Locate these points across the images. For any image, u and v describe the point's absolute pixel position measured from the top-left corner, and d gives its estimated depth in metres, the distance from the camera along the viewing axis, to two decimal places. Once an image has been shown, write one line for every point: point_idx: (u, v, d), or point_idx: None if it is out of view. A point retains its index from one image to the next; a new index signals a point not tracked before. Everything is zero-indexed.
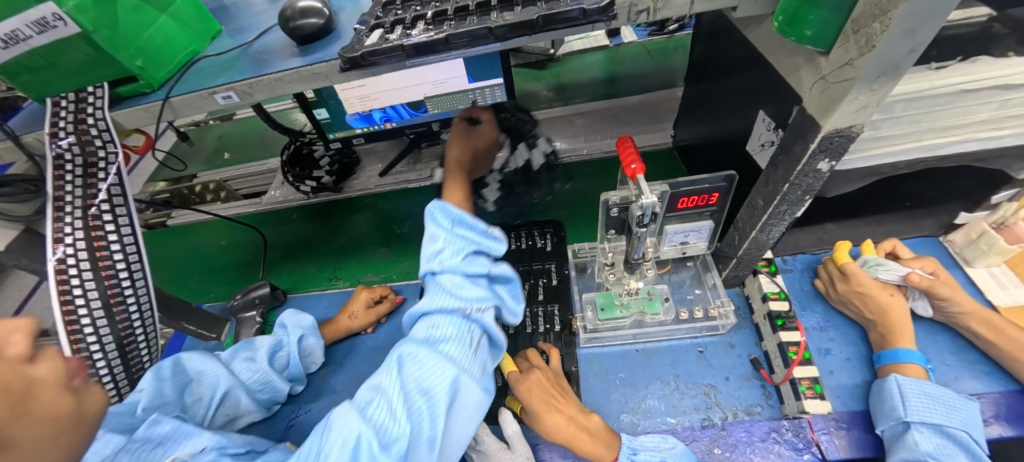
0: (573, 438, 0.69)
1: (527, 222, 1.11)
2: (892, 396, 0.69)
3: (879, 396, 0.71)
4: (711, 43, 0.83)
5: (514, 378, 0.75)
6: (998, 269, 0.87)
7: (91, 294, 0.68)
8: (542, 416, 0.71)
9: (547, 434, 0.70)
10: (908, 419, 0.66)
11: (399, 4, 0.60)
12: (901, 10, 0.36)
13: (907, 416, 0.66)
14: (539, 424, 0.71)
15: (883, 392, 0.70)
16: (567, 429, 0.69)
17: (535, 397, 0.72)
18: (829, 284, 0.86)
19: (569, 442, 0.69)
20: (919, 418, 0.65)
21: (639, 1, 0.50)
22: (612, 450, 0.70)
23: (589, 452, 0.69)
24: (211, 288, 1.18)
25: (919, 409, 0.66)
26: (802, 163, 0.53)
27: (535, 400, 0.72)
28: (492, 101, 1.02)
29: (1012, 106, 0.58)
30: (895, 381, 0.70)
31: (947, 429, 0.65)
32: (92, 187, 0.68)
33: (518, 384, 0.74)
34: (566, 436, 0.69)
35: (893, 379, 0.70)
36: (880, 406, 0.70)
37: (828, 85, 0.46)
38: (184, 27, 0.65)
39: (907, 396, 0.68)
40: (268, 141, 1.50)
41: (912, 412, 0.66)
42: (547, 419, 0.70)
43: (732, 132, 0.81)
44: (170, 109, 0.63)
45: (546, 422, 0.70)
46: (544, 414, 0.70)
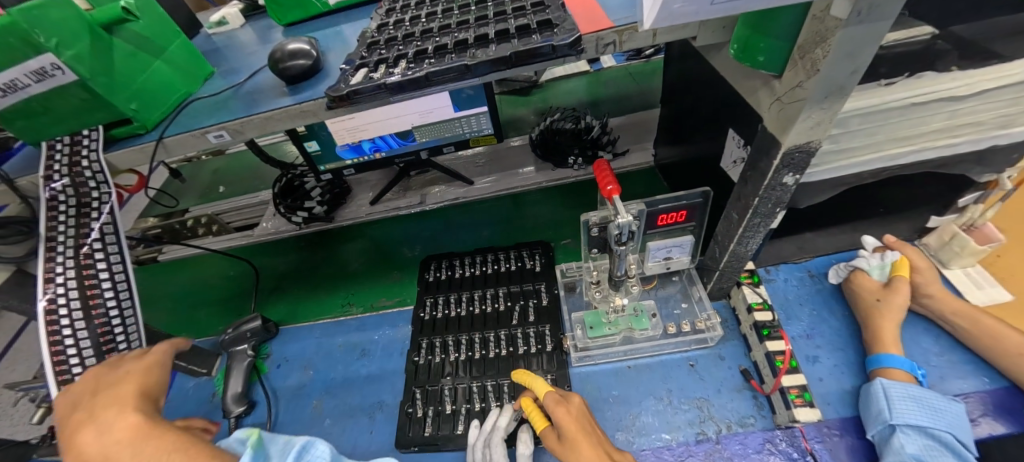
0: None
1: (516, 244, 1.15)
2: (878, 399, 0.70)
3: (867, 399, 0.72)
4: (680, 66, 0.88)
5: (553, 399, 0.72)
6: (974, 269, 0.89)
7: (81, 333, 0.65)
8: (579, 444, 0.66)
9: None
10: (896, 423, 0.67)
11: (383, 44, 0.63)
12: (838, 37, 0.39)
13: (895, 420, 0.67)
14: (573, 453, 0.66)
15: (871, 396, 0.71)
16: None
17: (572, 425, 0.68)
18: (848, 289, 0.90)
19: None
20: (904, 420, 0.67)
21: (605, 35, 0.55)
22: None
23: None
24: (190, 326, 1.18)
25: (907, 413, 0.67)
26: (768, 178, 0.56)
27: (573, 429, 0.67)
28: (477, 128, 1.05)
29: (961, 116, 0.62)
30: (879, 384, 0.71)
31: (935, 431, 0.66)
32: (85, 227, 0.68)
33: (556, 405, 0.71)
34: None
35: (880, 383, 0.71)
36: (869, 411, 0.71)
37: (783, 105, 0.49)
38: (181, 71, 0.70)
39: (894, 400, 0.69)
40: (261, 173, 1.52)
41: (899, 415, 0.67)
42: (584, 449, 0.65)
43: (706, 150, 0.85)
44: (163, 149, 0.65)
45: (583, 451, 0.64)
46: (581, 443, 0.65)
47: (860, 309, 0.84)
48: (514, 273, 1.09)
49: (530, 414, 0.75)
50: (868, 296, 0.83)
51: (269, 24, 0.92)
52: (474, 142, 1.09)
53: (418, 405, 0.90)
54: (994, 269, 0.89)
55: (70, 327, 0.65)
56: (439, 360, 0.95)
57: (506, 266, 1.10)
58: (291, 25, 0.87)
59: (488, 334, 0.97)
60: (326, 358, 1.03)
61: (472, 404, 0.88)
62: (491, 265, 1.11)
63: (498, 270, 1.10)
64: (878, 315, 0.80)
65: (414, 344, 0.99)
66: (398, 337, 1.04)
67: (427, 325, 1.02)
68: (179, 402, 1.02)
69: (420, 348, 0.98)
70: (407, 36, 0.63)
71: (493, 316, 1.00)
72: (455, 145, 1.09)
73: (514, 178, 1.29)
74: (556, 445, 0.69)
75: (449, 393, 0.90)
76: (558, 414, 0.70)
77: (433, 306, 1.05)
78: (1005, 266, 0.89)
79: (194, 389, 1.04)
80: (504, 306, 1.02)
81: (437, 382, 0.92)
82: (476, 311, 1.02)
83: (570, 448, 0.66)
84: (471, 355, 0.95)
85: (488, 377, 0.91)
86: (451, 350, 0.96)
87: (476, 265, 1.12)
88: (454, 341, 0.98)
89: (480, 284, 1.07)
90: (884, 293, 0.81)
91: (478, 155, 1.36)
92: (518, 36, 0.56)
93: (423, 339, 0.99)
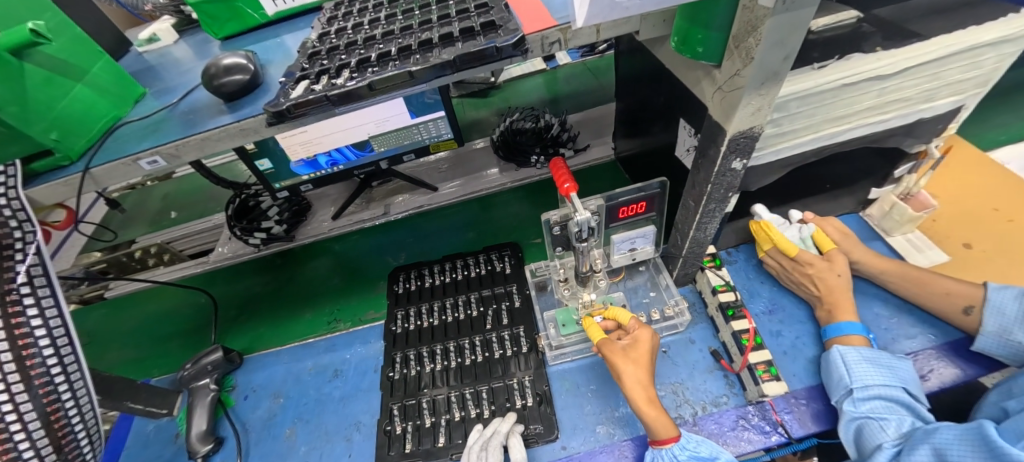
0: (644, 396, 0.71)
1: (484, 248, 1.14)
2: (838, 366, 0.73)
3: (827, 368, 0.75)
4: (629, 60, 0.89)
5: (639, 325, 0.77)
6: (914, 235, 0.95)
7: (15, 386, 0.57)
8: (640, 365, 0.73)
9: (629, 378, 0.72)
10: (850, 385, 0.71)
11: (325, 54, 0.61)
12: (766, 27, 0.41)
13: (851, 383, 0.71)
14: (630, 367, 0.72)
15: (829, 364, 0.75)
16: (648, 390, 0.72)
17: (644, 350, 0.74)
18: (780, 267, 0.90)
19: (638, 398, 0.70)
20: (864, 382, 0.70)
21: (549, 34, 0.55)
22: (671, 427, 0.69)
23: (650, 421, 0.69)
24: (156, 363, 1.10)
25: (863, 375, 0.70)
26: (717, 165, 0.58)
27: (644, 353, 0.74)
28: (436, 133, 1.04)
29: (889, 93, 0.65)
30: (838, 351, 0.74)
31: (888, 387, 0.69)
32: (10, 270, 0.60)
33: (638, 330, 0.76)
34: (642, 391, 0.71)
35: (836, 351, 0.74)
36: (830, 378, 0.74)
37: (724, 93, 0.51)
38: (105, 94, 0.65)
39: (847, 363, 0.73)
40: (214, 195, 1.45)
41: (855, 377, 0.71)
42: (639, 372, 0.72)
43: (661, 141, 0.87)
44: (91, 180, 0.61)
45: (637, 374, 0.72)
46: (641, 367, 0.73)
47: (821, 285, 0.83)
48: (485, 276, 1.08)
49: (592, 325, 0.79)
50: (832, 273, 0.82)
51: (206, 39, 0.87)
52: (434, 148, 1.07)
53: (396, 422, 0.87)
54: (931, 233, 0.95)
55: (7, 391, 0.56)
56: (414, 372, 0.94)
57: (476, 270, 1.09)
58: (228, 39, 0.83)
59: (463, 342, 0.96)
60: (297, 383, 0.99)
61: (452, 414, 0.87)
62: (462, 271, 1.09)
63: (468, 276, 1.09)
64: (837, 291, 0.82)
65: (387, 359, 0.96)
66: (371, 354, 1.02)
67: (400, 338, 1.00)
68: (140, 447, 0.96)
69: (394, 363, 0.96)
70: (350, 45, 0.61)
71: (466, 323, 0.99)
72: (416, 152, 1.07)
73: (479, 181, 1.29)
74: (614, 352, 0.74)
75: (427, 405, 0.88)
76: (634, 334, 0.76)
77: (405, 318, 1.03)
78: (941, 230, 0.95)
79: (154, 433, 0.98)
80: (476, 311, 1.01)
81: (415, 396, 0.90)
82: (448, 319, 1.00)
83: (630, 362, 0.73)
84: (447, 364, 0.94)
85: (466, 385, 0.90)
86: (426, 362, 0.94)
87: (446, 272, 1.11)
88: (428, 352, 0.96)
89: (451, 291, 1.06)
90: (840, 267, 0.83)
91: (440, 160, 1.35)
92: (463, 39, 0.56)
93: (397, 353, 0.97)
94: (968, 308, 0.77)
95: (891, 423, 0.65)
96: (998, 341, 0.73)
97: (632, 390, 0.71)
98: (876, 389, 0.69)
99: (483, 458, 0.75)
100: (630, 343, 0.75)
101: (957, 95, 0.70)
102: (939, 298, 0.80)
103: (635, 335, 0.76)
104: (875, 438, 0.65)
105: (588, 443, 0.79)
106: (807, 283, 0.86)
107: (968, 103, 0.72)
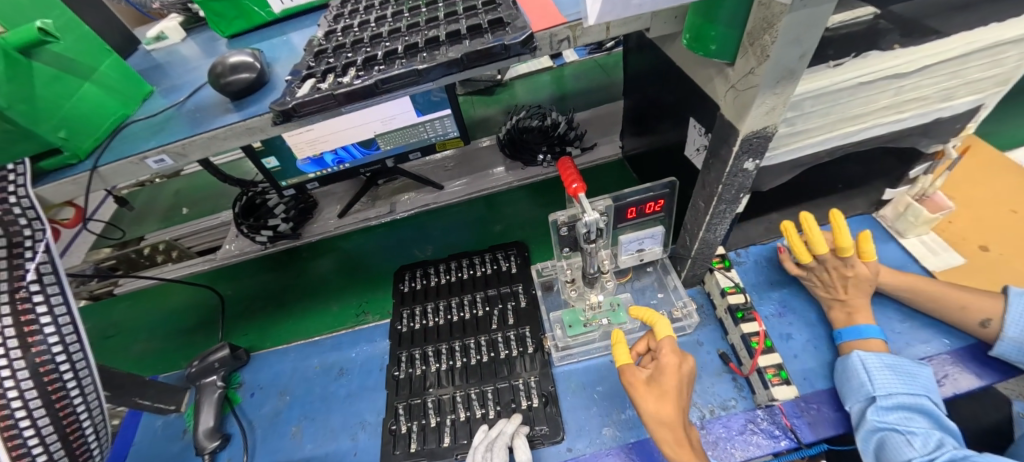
0: (673, 439, 0.64)
1: (490, 248, 1.14)
2: (857, 373, 0.72)
3: (845, 374, 0.74)
4: (638, 57, 0.88)
5: (670, 350, 0.69)
6: (929, 237, 0.93)
7: (24, 383, 0.57)
8: (668, 402, 0.65)
9: (653, 416, 0.66)
10: (872, 392, 0.69)
11: (331, 52, 0.61)
12: (783, 23, 0.39)
13: (873, 390, 0.69)
14: (654, 402, 0.66)
15: (847, 372, 0.74)
16: (677, 430, 0.65)
17: (671, 383, 0.66)
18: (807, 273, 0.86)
19: (665, 440, 0.65)
20: (886, 390, 0.68)
21: (558, 31, 0.54)
22: None
23: None
24: (170, 359, 1.10)
25: (884, 382, 0.69)
26: (729, 165, 0.57)
27: (670, 386, 0.66)
28: (443, 132, 1.03)
29: (907, 92, 0.63)
30: (857, 357, 0.73)
31: (911, 395, 0.67)
32: (19, 268, 0.60)
33: (666, 358, 0.68)
34: (669, 432, 0.65)
35: (856, 356, 0.73)
36: (848, 385, 0.73)
37: (738, 92, 0.50)
38: (113, 91, 0.65)
39: (867, 370, 0.71)
40: (223, 193, 1.46)
41: (877, 385, 0.69)
42: (664, 411, 0.65)
43: (670, 140, 0.86)
44: (98, 178, 0.62)
45: (663, 413, 0.65)
46: (666, 406, 0.65)
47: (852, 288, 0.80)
48: (491, 275, 1.08)
49: (619, 346, 0.73)
50: (860, 276, 0.80)
51: (213, 37, 0.87)
52: (441, 147, 1.07)
53: (402, 421, 0.87)
54: (947, 235, 0.93)
55: (15, 388, 0.56)
56: (419, 371, 0.93)
57: (482, 269, 1.09)
58: (235, 37, 0.83)
59: (468, 342, 0.96)
60: (302, 381, 1.00)
61: (457, 414, 0.86)
62: (467, 270, 1.09)
63: (474, 275, 1.08)
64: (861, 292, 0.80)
65: (393, 358, 0.96)
66: (376, 353, 1.01)
67: (405, 337, 1.00)
68: (148, 443, 0.96)
69: (399, 362, 0.96)
70: (356, 42, 0.61)
71: (472, 322, 0.99)
72: (422, 151, 1.07)
73: (485, 179, 1.27)
74: (638, 383, 0.68)
75: (433, 405, 0.88)
76: (662, 360, 0.69)
77: (410, 317, 1.03)
78: (957, 232, 0.93)
79: (162, 429, 0.98)
80: (482, 311, 1.00)
81: (420, 395, 0.90)
82: (454, 318, 1.00)
83: (653, 396, 0.66)
84: (452, 364, 0.93)
85: (471, 385, 0.90)
86: (432, 361, 0.94)
87: (452, 271, 1.10)
88: (433, 351, 0.96)
89: (457, 291, 1.05)
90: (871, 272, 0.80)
91: (446, 159, 1.34)
92: (470, 37, 0.55)
93: (403, 352, 0.97)
94: (986, 321, 0.75)
95: (917, 433, 0.63)
96: (1019, 347, 0.72)
97: (663, 433, 0.65)
98: (900, 397, 0.67)
99: (490, 458, 0.75)
100: (655, 373, 0.69)
101: (977, 93, 0.68)
102: (952, 308, 0.79)
103: (662, 362, 0.69)
104: (902, 448, 0.62)
105: (594, 446, 0.79)
106: (825, 286, 0.84)
107: (988, 102, 0.70)
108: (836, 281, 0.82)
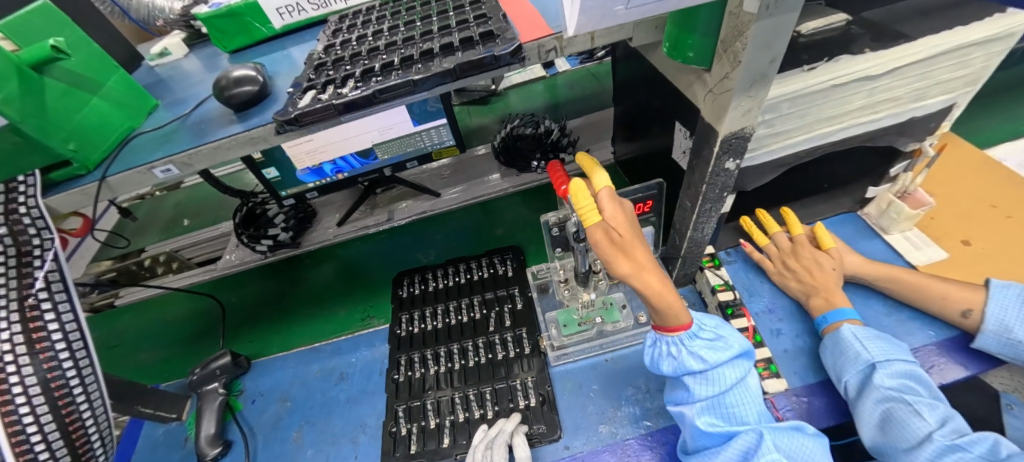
0: (657, 285, 0.59)
1: (486, 252, 1.16)
2: (854, 344, 0.74)
3: (838, 347, 0.75)
4: (626, 66, 0.91)
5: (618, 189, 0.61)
6: (912, 232, 0.96)
7: (32, 388, 0.59)
8: (640, 248, 0.59)
9: (632, 271, 0.58)
10: (871, 361, 0.71)
11: (330, 65, 0.64)
12: (752, 31, 0.43)
13: (873, 358, 0.71)
14: (629, 258, 0.58)
15: (841, 344, 0.75)
16: (657, 274, 0.60)
17: (632, 225, 0.60)
18: (780, 265, 0.91)
19: (652, 288, 0.59)
20: (884, 358, 0.70)
21: (545, 42, 0.57)
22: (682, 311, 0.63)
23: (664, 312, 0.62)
24: (172, 368, 1.12)
25: (880, 351, 0.71)
26: (711, 165, 0.59)
27: (632, 229, 0.59)
28: (438, 140, 1.06)
29: (880, 93, 0.66)
30: (851, 330, 0.75)
31: (905, 362, 0.70)
32: (28, 277, 0.63)
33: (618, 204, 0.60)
34: (655, 280, 0.59)
35: (848, 329, 0.75)
36: (843, 357, 0.74)
37: (715, 96, 0.53)
38: (120, 105, 0.68)
39: (862, 341, 0.73)
40: (222, 204, 1.48)
41: (876, 354, 0.71)
42: (640, 254, 0.59)
43: (658, 145, 0.89)
44: (107, 188, 0.64)
45: (640, 257, 0.59)
46: (640, 249, 0.59)
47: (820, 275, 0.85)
48: (487, 279, 1.10)
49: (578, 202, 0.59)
50: (827, 264, 0.85)
51: (214, 52, 0.90)
52: (437, 155, 1.09)
53: (402, 423, 0.89)
54: (929, 230, 0.96)
55: (23, 393, 0.58)
56: (419, 374, 0.95)
57: (479, 273, 1.11)
58: (237, 52, 0.86)
59: (466, 344, 0.98)
60: (303, 386, 1.01)
61: (455, 415, 0.88)
62: (464, 274, 1.11)
63: (471, 279, 1.10)
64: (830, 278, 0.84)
65: (392, 362, 0.98)
66: (376, 357, 1.03)
67: (404, 341, 1.01)
68: (149, 451, 0.97)
69: (399, 366, 0.97)
70: (354, 56, 0.64)
71: (469, 325, 1.01)
72: (419, 159, 1.09)
73: (481, 186, 1.28)
74: (609, 243, 0.58)
75: (432, 406, 0.90)
76: (616, 206, 0.60)
77: (409, 322, 1.04)
78: (939, 227, 0.96)
79: (163, 437, 0.99)
80: (480, 314, 1.02)
81: (419, 397, 0.92)
82: (452, 321, 1.02)
83: (627, 252, 0.58)
84: (451, 367, 0.95)
85: (469, 387, 0.91)
86: (431, 364, 0.96)
87: (449, 276, 1.13)
88: (432, 354, 0.97)
89: (454, 295, 1.08)
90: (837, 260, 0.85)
91: (443, 167, 1.37)
92: (463, 49, 0.58)
93: (402, 356, 0.98)
94: (966, 312, 0.78)
95: (920, 398, 0.66)
96: (999, 339, 0.74)
97: (646, 281, 0.58)
98: (898, 365, 0.70)
99: (489, 457, 0.77)
100: (613, 225, 0.59)
101: (948, 93, 0.71)
102: (935, 302, 0.81)
103: (616, 208, 0.60)
104: (913, 414, 0.64)
105: (591, 443, 0.80)
106: (803, 275, 0.87)
107: (959, 101, 0.74)
108: (812, 269, 0.86)
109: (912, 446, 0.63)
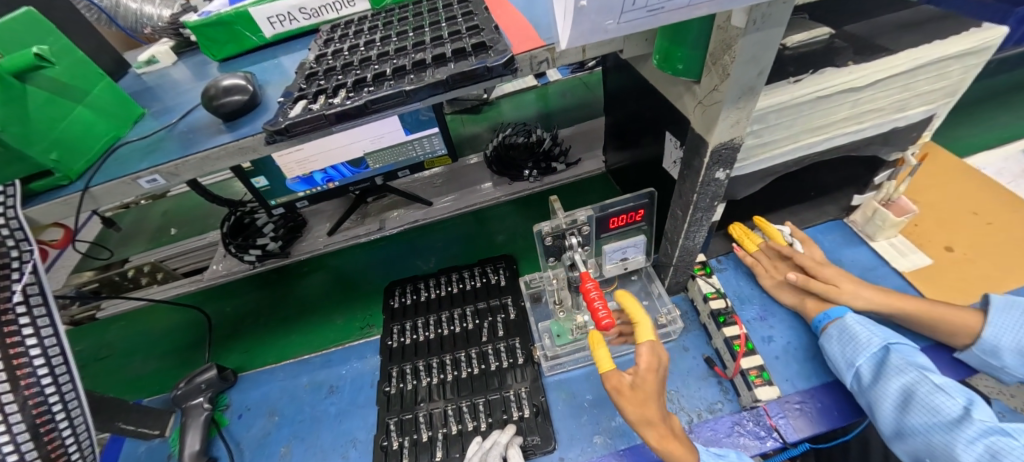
0: (656, 437, 0.65)
1: (479, 261, 1.16)
2: (863, 329, 0.75)
3: (845, 335, 0.76)
4: (616, 76, 0.92)
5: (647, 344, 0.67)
6: (897, 239, 0.98)
7: (10, 406, 0.57)
8: (650, 398, 0.66)
9: (634, 419, 0.66)
10: (882, 343, 0.73)
11: (322, 74, 0.64)
12: (740, 44, 0.43)
13: (885, 340, 0.73)
14: (634, 408, 0.66)
15: (848, 330, 0.76)
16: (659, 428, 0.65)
17: (651, 382, 0.66)
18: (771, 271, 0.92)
19: (650, 439, 0.66)
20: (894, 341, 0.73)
21: (537, 53, 0.58)
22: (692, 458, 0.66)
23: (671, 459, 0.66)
24: (156, 382, 1.09)
25: (887, 335, 0.74)
26: (702, 175, 0.60)
27: (650, 387, 0.66)
28: (431, 149, 1.05)
29: (864, 104, 0.68)
30: (855, 317, 0.77)
31: (908, 345, 0.74)
32: (7, 289, 0.61)
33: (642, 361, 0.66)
34: (654, 433, 0.66)
35: (853, 317, 0.77)
36: (854, 342, 0.75)
37: (705, 107, 0.54)
38: (105, 114, 0.67)
39: (867, 326, 0.75)
40: (210, 214, 1.46)
41: (885, 336, 0.73)
42: (646, 409, 0.65)
43: (649, 154, 0.90)
44: (90, 198, 0.62)
45: (643, 412, 0.65)
46: (648, 403, 0.65)
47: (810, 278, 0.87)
48: (480, 288, 1.09)
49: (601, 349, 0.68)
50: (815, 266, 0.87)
51: (204, 60, 0.90)
52: (429, 164, 1.09)
53: (393, 437, 0.87)
54: (914, 237, 0.98)
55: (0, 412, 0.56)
56: (412, 386, 0.94)
57: (472, 283, 1.11)
58: (226, 61, 0.85)
59: (458, 355, 0.97)
60: (291, 400, 0.99)
61: (448, 428, 0.87)
62: (457, 284, 1.11)
63: (463, 288, 1.10)
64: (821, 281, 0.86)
65: (384, 373, 0.97)
66: (367, 369, 1.02)
67: (396, 352, 1.00)
68: None
69: (390, 377, 0.96)
70: (346, 66, 0.64)
71: (462, 335, 1.00)
72: (410, 168, 1.09)
73: (473, 195, 1.29)
74: (623, 388, 0.66)
75: (424, 418, 0.89)
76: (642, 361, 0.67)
77: (401, 332, 1.03)
78: (923, 234, 0.98)
79: (146, 454, 0.96)
80: (472, 324, 1.01)
81: (411, 410, 0.90)
82: (444, 332, 1.01)
83: (635, 402, 0.66)
84: (443, 378, 0.94)
85: (462, 398, 0.90)
86: (423, 375, 0.95)
87: (441, 285, 1.12)
88: (424, 365, 0.96)
89: (447, 305, 1.07)
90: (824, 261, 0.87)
91: (435, 176, 1.37)
92: (456, 59, 0.58)
93: (394, 368, 0.97)
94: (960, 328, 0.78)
95: (937, 375, 0.68)
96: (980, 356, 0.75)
97: (644, 432, 0.66)
98: (905, 347, 0.73)
99: None
100: (637, 378, 0.67)
101: (929, 104, 0.73)
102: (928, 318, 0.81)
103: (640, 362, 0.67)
104: (939, 389, 0.65)
105: (586, 454, 0.80)
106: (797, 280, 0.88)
107: (940, 112, 0.76)
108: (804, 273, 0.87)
109: (946, 421, 0.63)
